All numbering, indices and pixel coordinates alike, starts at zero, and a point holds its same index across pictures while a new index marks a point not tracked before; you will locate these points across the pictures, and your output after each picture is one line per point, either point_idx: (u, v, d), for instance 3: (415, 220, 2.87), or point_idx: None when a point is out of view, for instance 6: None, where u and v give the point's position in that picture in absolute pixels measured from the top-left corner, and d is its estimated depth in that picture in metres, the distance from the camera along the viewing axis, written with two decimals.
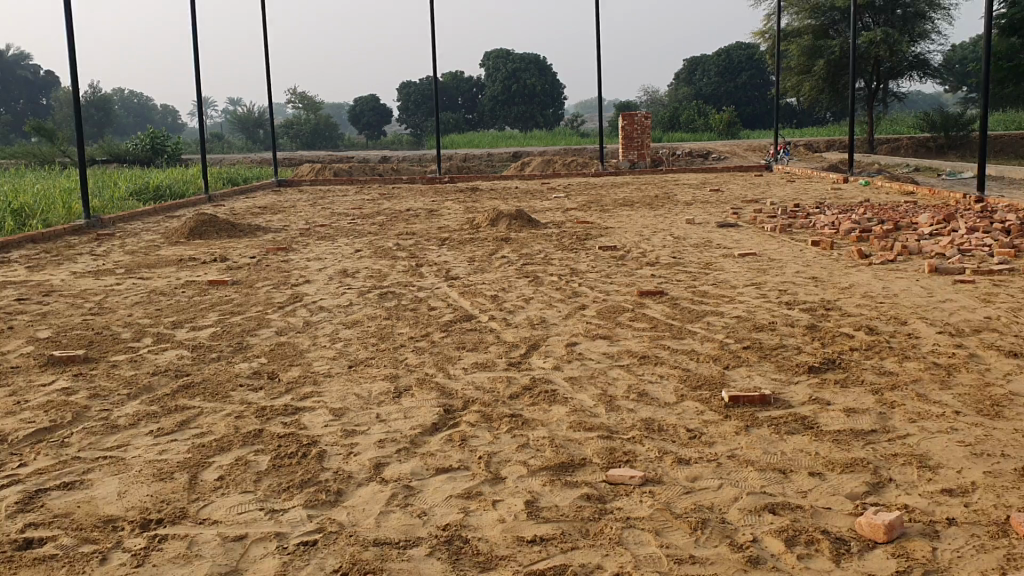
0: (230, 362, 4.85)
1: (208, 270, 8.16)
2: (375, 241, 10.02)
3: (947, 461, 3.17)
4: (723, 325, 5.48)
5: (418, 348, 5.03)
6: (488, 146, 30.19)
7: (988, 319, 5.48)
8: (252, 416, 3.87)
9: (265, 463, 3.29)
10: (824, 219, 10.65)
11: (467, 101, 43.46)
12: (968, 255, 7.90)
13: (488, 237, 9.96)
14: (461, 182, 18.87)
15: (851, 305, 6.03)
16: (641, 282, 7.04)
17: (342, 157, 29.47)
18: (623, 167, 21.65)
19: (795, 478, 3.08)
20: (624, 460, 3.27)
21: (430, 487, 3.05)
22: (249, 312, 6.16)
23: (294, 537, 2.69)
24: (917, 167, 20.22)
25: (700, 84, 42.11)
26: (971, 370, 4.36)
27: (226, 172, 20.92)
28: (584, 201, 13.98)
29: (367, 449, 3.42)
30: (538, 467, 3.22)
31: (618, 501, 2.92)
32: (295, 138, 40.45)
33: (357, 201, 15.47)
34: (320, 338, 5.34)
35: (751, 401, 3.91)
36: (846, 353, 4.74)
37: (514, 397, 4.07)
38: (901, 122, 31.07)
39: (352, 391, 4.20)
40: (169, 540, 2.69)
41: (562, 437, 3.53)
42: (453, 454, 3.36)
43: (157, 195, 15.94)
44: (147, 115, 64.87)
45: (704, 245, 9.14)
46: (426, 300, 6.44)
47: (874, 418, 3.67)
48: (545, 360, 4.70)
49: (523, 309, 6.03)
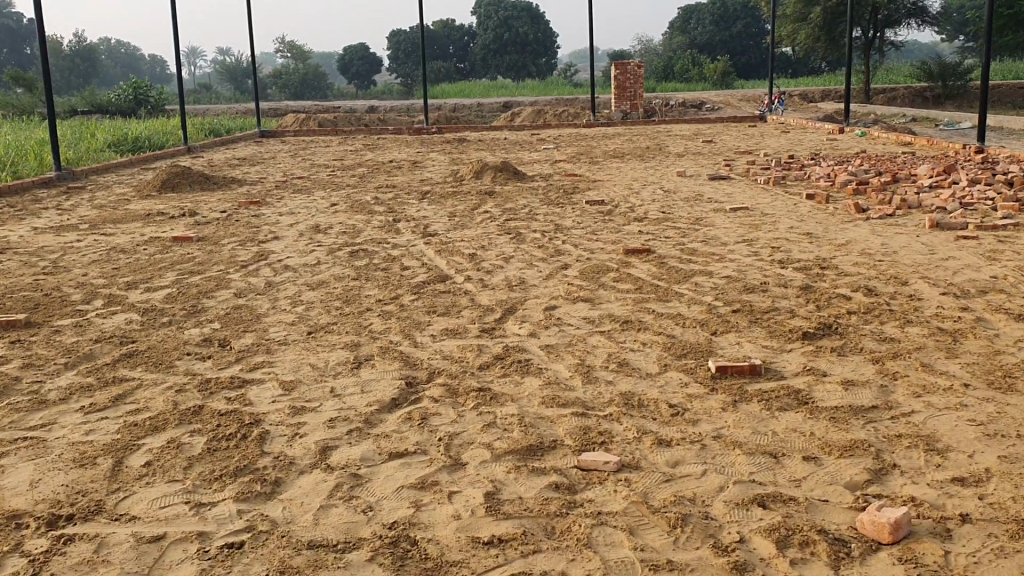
0: (181, 327, 4.50)
1: (175, 225, 7.78)
2: (353, 195, 9.63)
3: (957, 444, 2.86)
4: (712, 286, 5.13)
5: (384, 311, 4.69)
6: (479, 96, 29.58)
7: (994, 278, 5.15)
8: (194, 391, 3.53)
9: (199, 447, 2.97)
10: (820, 171, 10.30)
11: (459, 50, 42.80)
12: (970, 208, 7.57)
13: (472, 190, 9.62)
14: (448, 133, 18.41)
15: (847, 263, 5.69)
16: (628, 238, 6.68)
17: (329, 107, 28.89)
18: (615, 118, 21.14)
19: (787, 464, 2.76)
20: (599, 443, 2.94)
21: (380, 477, 2.71)
22: (208, 272, 5.79)
23: (218, 538, 2.37)
24: (914, 117, 19.82)
25: (695, 32, 41.33)
26: (979, 337, 4.03)
27: (207, 122, 20.39)
28: (575, 153, 13.57)
29: (316, 430, 3.10)
30: (503, 451, 2.89)
31: (588, 492, 2.60)
32: (284, 88, 39.68)
33: (340, 152, 15.05)
34: (281, 300, 4.99)
35: (740, 371, 3.58)
36: (843, 318, 4.41)
37: (483, 367, 3.74)
38: (897, 72, 30.54)
39: (306, 361, 3.87)
40: (75, 543, 2.36)
41: (532, 414, 3.20)
42: (410, 437, 3.02)
43: (135, 147, 15.44)
44: (134, 65, 63.77)
45: (694, 199, 8.77)
46: (399, 259, 6.08)
47: (875, 392, 3.34)
48: (520, 326, 4.36)
49: (502, 268, 5.68)
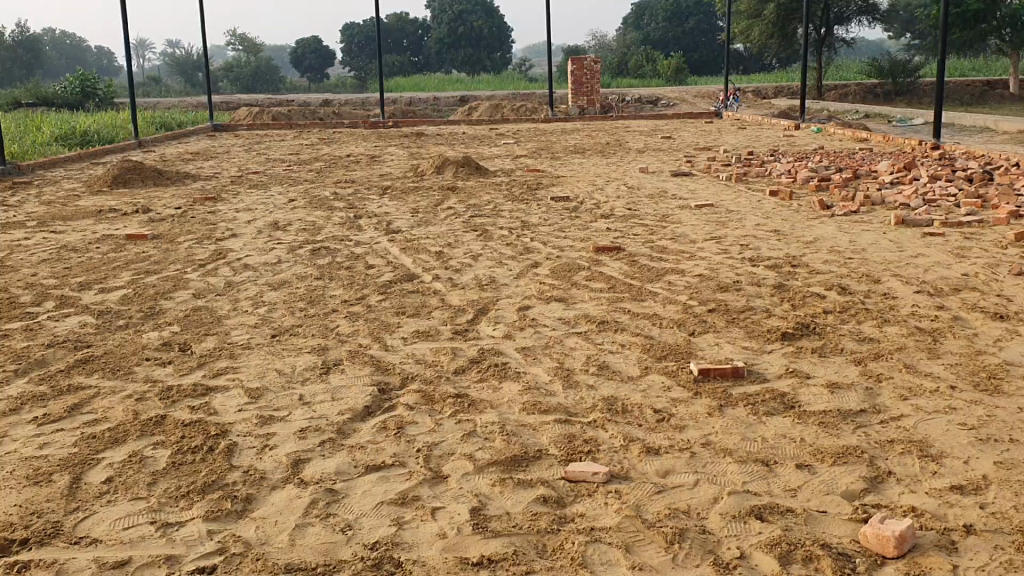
0: (139, 330, 4.31)
1: (128, 222, 7.52)
2: (311, 190, 9.42)
3: (951, 450, 2.80)
4: (686, 284, 5.05)
5: (352, 313, 4.53)
6: (434, 90, 29.35)
7: (966, 276, 5.13)
8: (154, 399, 3.36)
9: (162, 462, 2.80)
10: (780, 167, 10.29)
11: (413, 43, 42.46)
12: (933, 205, 7.59)
13: (434, 185, 9.46)
14: (405, 127, 18.20)
15: (818, 260, 5.64)
16: (596, 235, 6.59)
17: (283, 100, 28.41)
18: (573, 114, 21.06)
19: (780, 473, 2.68)
20: (585, 452, 2.83)
21: (358, 493, 2.58)
22: (165, 271, 5.57)
23: (188, 564, 2.22)
24: (867, 113, 20.00)
25: (648, 29, 41.42)
26: (959, 337, 3.99)
27: (157, 115, 19.93)
28: (535, 148, 13.45)
29: (286, 441, 2.95)
30: (486, 462, 2.76)
31: (578, 506, 2.48)
32: (236, 81, 39.02)
33: (296, 146, 14.78)
34: (242, 301, 4.81)
35: (722, 374, 3.48)
36: (821, 317, 4.34)
37: (459, 372, 3.61)
38: (849, 69, 30.89)
39: (273, 367, 3.71)
40: (31, 571, 2.20)
41: (514, 422, 3.08)
42: (386, 448, 2.89)
43: (83, 141, 15.01)
44: (79, 57, 62.37)
45: (658, 196, 8.71)
46: (363, 258, 5.91)
47: (862, 395, 3.27)
48: (494, 327, 4.23)
49: (470, 267, 5.55)
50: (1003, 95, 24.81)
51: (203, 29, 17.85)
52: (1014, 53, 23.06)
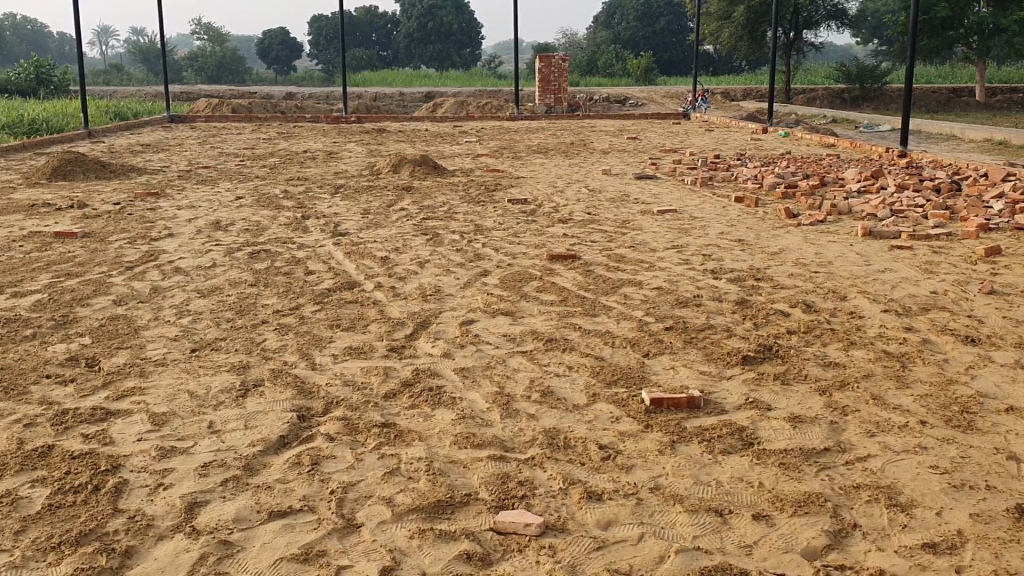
0: (45, 342, 3.95)
1: (60, 218, 7.13)
2: (260, 187, 9.04)
3: (922, 498, 2.53)
4: (643, 298, 4.77)
5: (282, 325, 4.20)
6: (401, 86, 28.92)
7: (935, 294, 4.90)
8: (44, 426, 3.01)
9: (36, 505, 2.46)
10: (747, 172, 10.06)
11: (382, 37, 41.91)
12: (901, 216, 7.38)
13: (389, 184, 9.13)
14: (368, 122, 17.80)
15: (782, 274, 5.39)
16: (552, 241, 6.30)
17: (246, 91, 27.87)
18: (539, 112, 20.74)
19: (734, 525, 2.39)
20: (519, 496, 2.53)
21: (256, 546, 2.27)
22: (87, 274, 5.20)
23: None
24: (834, 119, 19.90)
25: (617, 28, 41.16)
26: (928, 362, 3.75)
27: (111, 104, 19.34)
28: (498, 147, 13.13)
29: (186, 480, 2.63)
30: (405, 508, 2.45)
31: (505, 565, 2.19)
32: (200, 72, 38.28)
33: (252, 140, 14.35)
34: (164, 310, 4.45)
35: (676, 404, 3.20)
36: (783, 338, 4.07)
37: (389, 397, 3.29)
38: (817, 74, 30.89)
39: (184, 388, 3.37)
40: None
41: (443, 459, 2.77)
42: (296, 489, 2.57)
43: (31, 130, 14.45)
44: (39, 42, 61.03)
45: (621, 200, 8.44)
46: (303, 262, 5.57)
47: (826, 431, 2.99)
48: (433, 344, 3.92)
49: (416, 275, 5.23)
50: (969, 103, 24.90)
51: (160, 18, 17.30)
52: (981, 61, 23.15)
